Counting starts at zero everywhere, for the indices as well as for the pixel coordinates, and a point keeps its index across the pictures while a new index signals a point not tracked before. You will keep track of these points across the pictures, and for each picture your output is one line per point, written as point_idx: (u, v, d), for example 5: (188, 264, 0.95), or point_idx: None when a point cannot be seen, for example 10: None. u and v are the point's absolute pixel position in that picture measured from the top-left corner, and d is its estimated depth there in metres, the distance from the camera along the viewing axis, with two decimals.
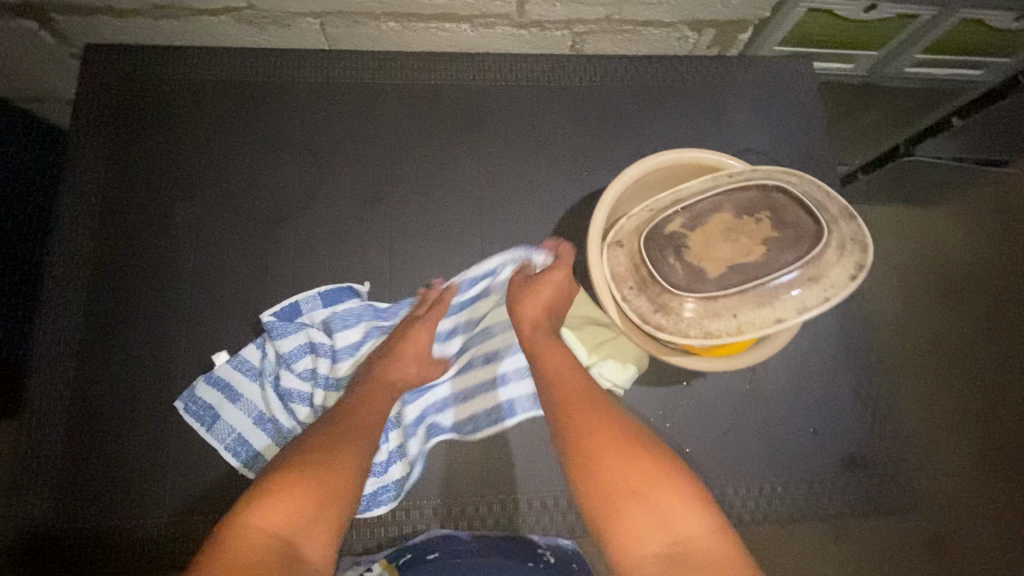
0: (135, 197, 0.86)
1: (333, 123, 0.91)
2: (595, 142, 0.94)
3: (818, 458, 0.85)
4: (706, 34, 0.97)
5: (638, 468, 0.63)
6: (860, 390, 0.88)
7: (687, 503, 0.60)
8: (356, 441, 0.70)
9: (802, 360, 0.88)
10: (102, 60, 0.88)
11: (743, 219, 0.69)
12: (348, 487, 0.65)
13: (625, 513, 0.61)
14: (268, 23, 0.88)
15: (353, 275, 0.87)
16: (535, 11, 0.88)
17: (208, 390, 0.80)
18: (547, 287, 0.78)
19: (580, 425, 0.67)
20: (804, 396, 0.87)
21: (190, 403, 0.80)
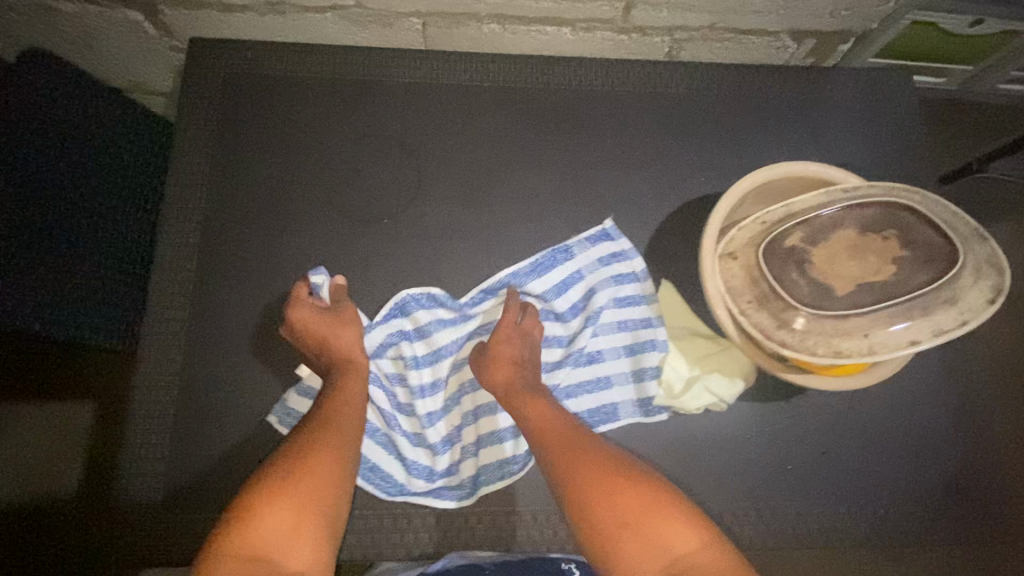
0: (233, 188, 0.85)
1: (430, 121, 0.90)
2: (693, 150, 0.92)
3: (922, 484, 0.80)
4: (806, 45, 0.96)
5: (624, 495, 0.63)
6: (974, 418, 0.82)
7: (681, 525, 0.60)
8: (338, 437, 0.69)
9: (916, 382, 0.82)
10: (207, 54, 0.88)
11: (868, 236, 0.68)
12: (326, 494, 0.63)
13: (624, 543, 0.60)
14: (370, 21, 0.87)
15: (444, 275, 0.85)
16: (639, 17, 0.87)
17: (301, 399, 0.79)
18: (512, 346, 0.77)
19: (567, 467, 0.67)
20: (914, 420, 0.81)
21: (285, 415, 0.78)
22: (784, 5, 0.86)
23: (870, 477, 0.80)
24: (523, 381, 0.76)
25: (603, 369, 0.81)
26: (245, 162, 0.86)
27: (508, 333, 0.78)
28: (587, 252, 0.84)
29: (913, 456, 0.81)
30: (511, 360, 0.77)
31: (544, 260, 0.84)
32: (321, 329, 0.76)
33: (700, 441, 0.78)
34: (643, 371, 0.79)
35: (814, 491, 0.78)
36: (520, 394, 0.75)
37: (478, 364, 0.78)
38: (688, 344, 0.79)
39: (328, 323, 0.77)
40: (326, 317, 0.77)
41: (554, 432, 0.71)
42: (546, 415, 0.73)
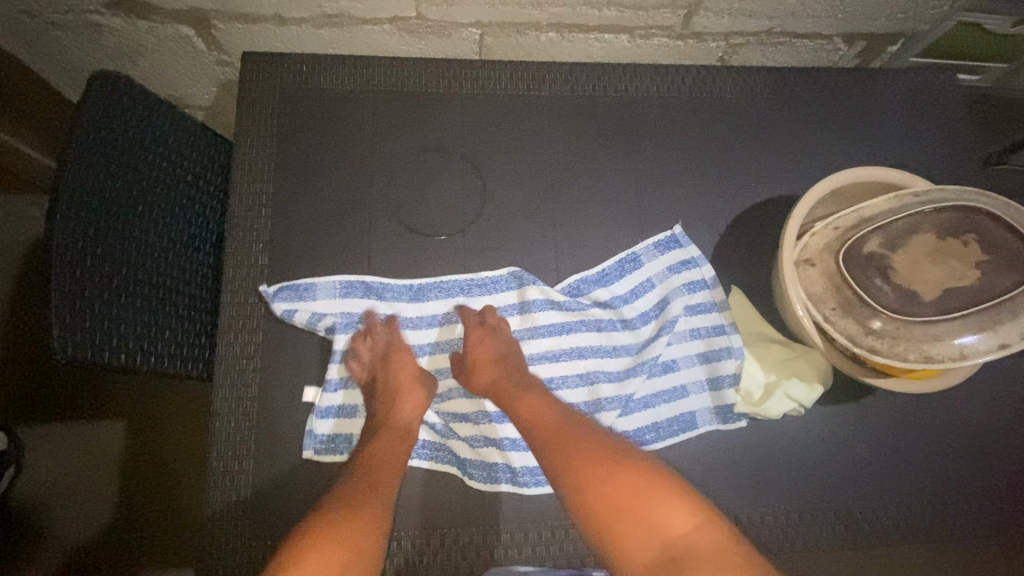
0: (296, 206, 0.84)
1: (492, 132, 0.89)
2: (753, 154, 0.92)
3: (1002, 481, 0.80)
4: (856, 47, 0.97)
5: (622, 485, 0.63)
6: None
7: (678, 507, 0.60)
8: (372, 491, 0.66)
9: (988, 379, 0.83)
10: (261, 67, 0.86)
11: (948, 240, 0.69)
12: (367, 536, 0.62)
13: (619, 530, 0.61)
14: (429, 32, 0.87)
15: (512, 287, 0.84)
16: (698, 23, 0.87)
17: (336, 396, 0.78)
18: (480, 346, 0.79)
19: (563, 458, 0.67)
20: (988, 417, 0.82)
21: (318, 443, 0.77)
22: (842, 9, 0.86)
23: (951, 475, 0.79)
24: (506, 380, 0.77)
25: (679, 378, 0.82)
26: (305, 180, 0.85)
27: (478, 337, 0.80)
28: (658, 261, 0.85)
29: (990, 453, 0.81)
30: (488, 359, 0.79)
31: (614, 268, 0.85)
32: (399, 381, 0.77)
33: (784, 444, 0.79)
34: (720, 379, 0.80)
35: (899, 490, 0.79)
36: (507, 390, 0.76)
37: (463, 374, 0.80)
38: (765, 350, 0.80)
39: (410, 378, 0.78)
40: (413, 374, 0.79)
41: (547, 423, 0.72)
42: (541, 412, 0.73)
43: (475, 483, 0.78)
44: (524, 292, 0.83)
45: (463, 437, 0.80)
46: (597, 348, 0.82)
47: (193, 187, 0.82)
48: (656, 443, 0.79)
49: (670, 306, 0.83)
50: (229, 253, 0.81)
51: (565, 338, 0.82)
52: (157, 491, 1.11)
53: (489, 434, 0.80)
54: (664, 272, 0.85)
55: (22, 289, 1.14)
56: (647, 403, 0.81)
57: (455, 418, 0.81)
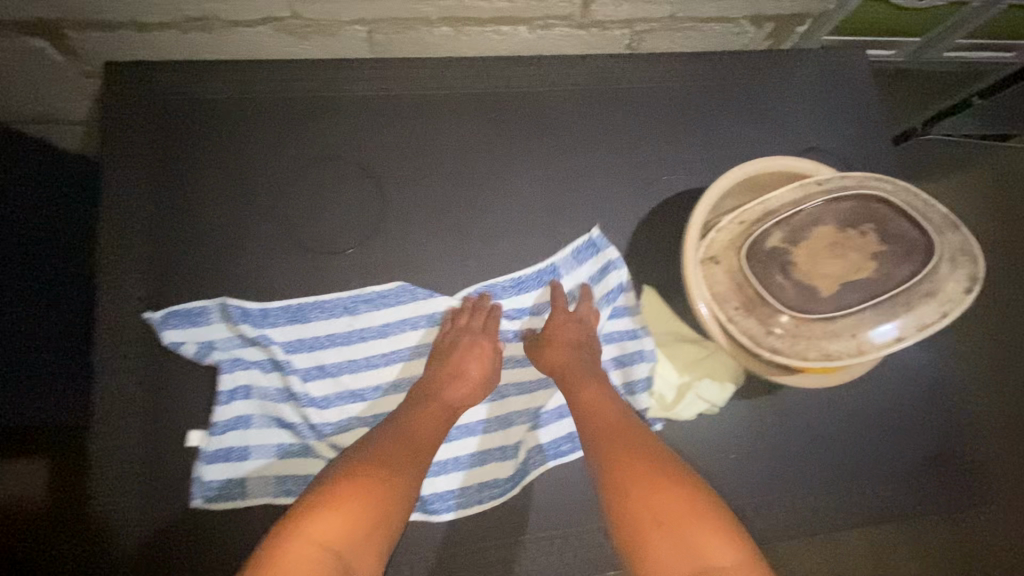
0: (179, 231, 0.77)
1: (391, 137, 0.84)
2: (665, 147, 0.89)
3: (912, 461, 0.81)
4: (765, 29, 0.94)
5: (668, 499, 0.59)
6: (954, 395, 0.84)
7: (721, 535, 0.55)
8: (409, 463, 0.65)
9: (901, 364, 0.83)
10: (130, 83, 0.80)
11: (848, 231, 0.68)
12: (390, 519, 0.60)
13: (650, 535, 0.57)
14: (311, 32, 0.80)
15: (418, 299, 0.80)
16: (598, 11, 0.82)
17: (224, 437, 0.71)
18: (564, 331, 0.78)
19: (613, 448, 0.66)
20: (901, 404, 0.82)
21: (207, 491, 0.70)
22: None
23: (866, 463, 0.80)
24: (576, 368, 0.75)
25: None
26: (187, 201, 0.78)
27: (563, 318, 0.79)
28: (578, 264, 0.83)
29: (902, 437, 0.82)
30: (567, 341, 0.77)
31: (532, 272, 0.82)
32: (468, 361, 0.75)
33: (703, 446, 0.78)
34: (633, 384, 0.80)
35: (817, 481, 0.79)
36: (576, 376, 0.74)
37: (535, 349, 0.79)
38: (676, 350, 0.81)
39: (487, 359, 0.76)
40: (486, 358, 0.76)
41: (606, 418, 0.70)
42: (601, 404, 0.72)
43: None
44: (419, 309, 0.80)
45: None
46: (508, 360, 0.82)
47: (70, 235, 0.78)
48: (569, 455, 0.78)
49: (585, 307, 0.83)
50: (103, 287, 0.74)
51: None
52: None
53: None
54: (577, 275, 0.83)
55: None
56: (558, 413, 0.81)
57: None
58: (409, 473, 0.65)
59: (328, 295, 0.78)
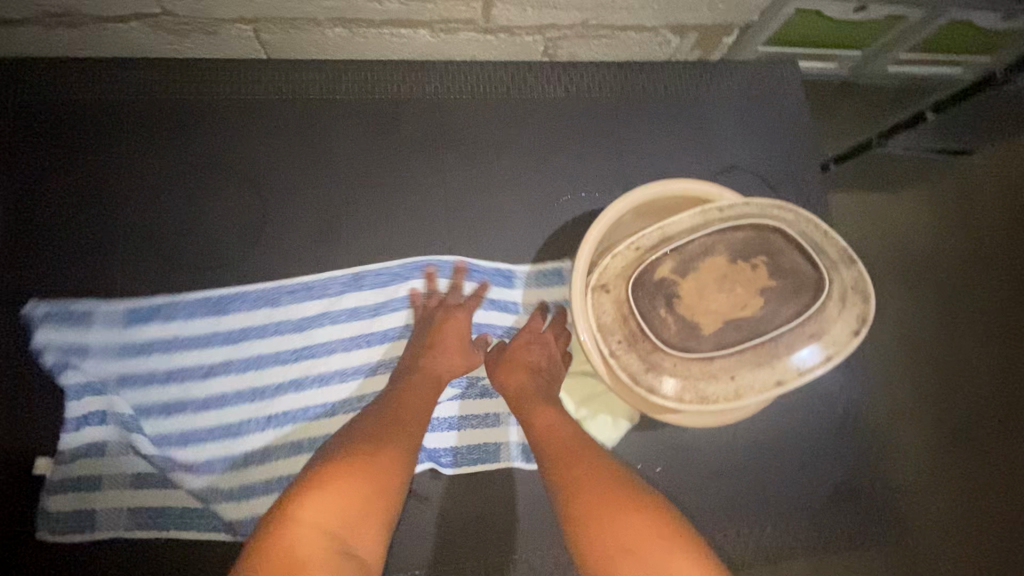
0: (51, 244, 0.74)
1: (280, 145, 0.79)
2: (576, 162, 0.85)
3: (804, 492, 0.81)
4: (690, 39, 0.89)
5: (637, 525, 0.54)
6: (847, 426, 0.84)
7: (693, 564, 0.51)
8: (401, 437, 0.62)
9: None
10: (5, 88, 0.76)
11: (739, 264, 0.64)
12: (391, 491, 0.57)
13: (619, 571, 0.52)
14: (190, 30, 0.74)
15: (303, 303, 0.75)
16: (501, 16, 0.77)
17: (74, 464, 0.68)
18: (526, 350, 0.73)
19: (573, 474, 0.60)
20: (794, 431, 0.82)
21: (55, 523, 0.66)
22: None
23: (756, 492, 0.80)
24: (530, 390, 0.69)
25: (494, 406, 0.77)
26: (60, 213, 0.75)
27: (524, 341, 0.74)
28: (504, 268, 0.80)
29: (794, 468, 0.81)
30: (529, 363, 0.72)
31: (455, 261, 0.79)
32: (448, 336, 0.72)
33: None
34: None
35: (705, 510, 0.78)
36: (532, 397, 0.69)
37: (493, 367, 0.73)
38: (576, 384, 0.77)
39: (458, 336, 0.73)
40: (462, 333, 0.73)
41: (562, 442, 0.64)
42: (561, 424, 0.66)
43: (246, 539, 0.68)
44: (301, 309, 0.74)
45: (231, 493, 0.69)
46: None
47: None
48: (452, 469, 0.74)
49: (504, 308, 0.79)
50: None
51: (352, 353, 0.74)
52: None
53: (269, 476, 0.70)
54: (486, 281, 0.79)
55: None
56: (451, 426, 0.76)
57: (230, 463, 0.70)
58: (405, 443, 0.62)
59: (205, 299, 0.73)
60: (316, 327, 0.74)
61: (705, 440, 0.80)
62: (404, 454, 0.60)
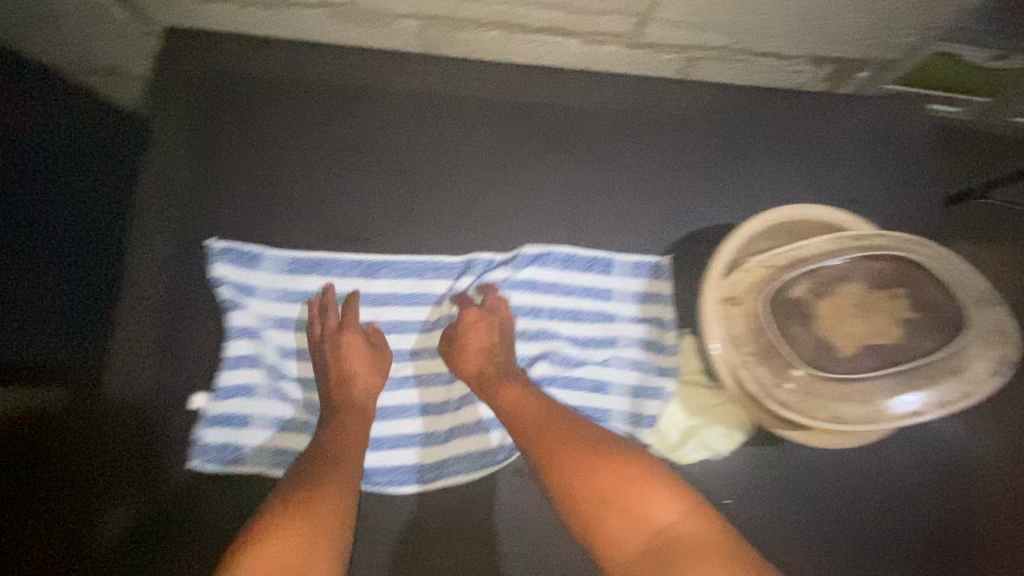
0: (215, 200, 0.79)
1: (427, 135, 0.84)
2: (700, 180, 0.88)
3: (931, 546, 0.74)
4: (825, 70, 0.91)
5: (609, 479, 0.60)
6: (984, 483, 0.76)
7: (661, 496, 0.58)
8: (331, 462, 0.65)
9: (923, 433, 0.78)
10: (187, 52, 0.82)
11: (878, 293, 0.66)
12: (335, 511, 0.60)
13: (602, 523, 0.58)
14: (365, 20, 0.80)
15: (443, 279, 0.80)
16: (652, 33, 0.81)
17: (225, 401, 0.73)
18: (476, 333, 0.75)
19: (549, 459, 0.63)
20: (920, 478, 0.77)
21: (204, 454, 0.72)
22: (804, 29, 0.81)
23: (875, 536, 0.74)
24: (490, 373, 0.73)
25: (607, 403, 0.78)
26: (226, 172, 0.80)
27: (473, 320, 0.76)
28: (623, 266, 0.83)
29: (919, 518, 0.75)
30: (478, 348, 0.75)
31: (581, 255, 0.82)
32: (353, 360, 0.73)
33: (707, 489, 0.74)
34: (642, 417, 0.77)
35: (821, 545, 0.73)
36: (493, 381, 0.73)
37: (450, 358, 0.76)
38: (692, 392, 0.77)
39: (364, 353, 0.74)
40: (366, 352, 0.74)
41: (535, 421, 0.68)
42: (523, 405, 0.70)
43: (372, 488, 0.75)
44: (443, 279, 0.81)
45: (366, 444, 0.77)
46: (529, 333, 0.80)
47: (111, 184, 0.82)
48: None
49: (626, 305, 0.82)
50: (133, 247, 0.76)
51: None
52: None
53: (394, 434, 0.77)
54: (613, 278, 0.83)
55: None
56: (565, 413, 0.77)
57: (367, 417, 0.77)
58: (339, 472, 0.64)
59: (359, 262, 0.79)
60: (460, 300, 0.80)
61: (825, 469, 0.77)
62: (344, 480, 0.63)
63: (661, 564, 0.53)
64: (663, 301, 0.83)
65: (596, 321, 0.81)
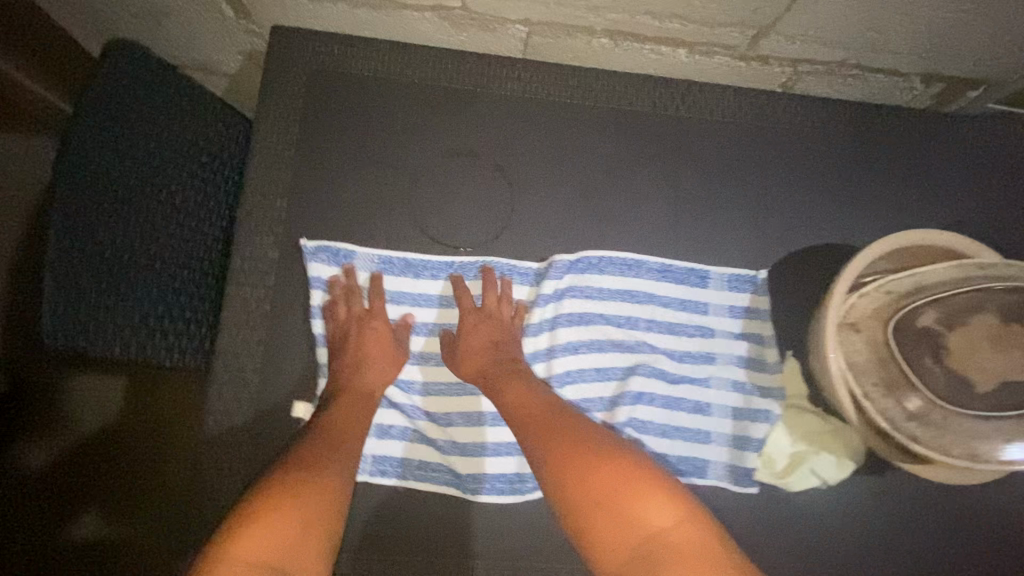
0: (315, 200, 0.78)
1: (527, 141, 0.83)
2: (802, 196, 0.86)
3: None
4: (934, 88, 0.88)
5: (604, 479, 0.61)
6: None
7: (654, 500, 0.59)
8: (332, 449, 0.67)
9: None
10: (290, 49, 0.81)
11: (1012, 326, 0.64)
12: (330, 501, 0.62)
13: (595, 521, 0.59)
14: (473, 25, 0.79)
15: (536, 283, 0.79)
16: (766, 47, 0.79)
17: None
18: (484, 330, 0.76)
19: (549, 453, 0.65)
20: None
21: None
22: (925, 48, 0.78)
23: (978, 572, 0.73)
24: (496, 369, 0.74)
25: (709, 424, 0.76)
26: (326, 173, 0.79)
27: (475, 321, 0.76)
28: (721, 280, 0.80)
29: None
30: (486, 344, 0.76)
31: (677, 268, 0.80)
32: (366, 348, 0.74)
33: (805, 514, 0.74)
34: (747, 441, 0.75)
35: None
36: (498, 377, 0.74)
37: (451, 355, 0.76)
38: (797, 418, 0.75)
39: (382, 346, 0.75)
40: (384, 342, 0.75)
41: (536, 418, 0.69)
42: (527, 402, 0.71)
43: (473, 496, 0.75)
44: (542, 285, 0.79)
45: (464, 452, 0.76)
46: (620, 344, 0.78)
47: (229, 179, 0.78)
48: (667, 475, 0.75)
49: (728, 322, 0.79)
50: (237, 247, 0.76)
51: (592, 329, 0.78)
52: (167, 476, 1.08)
53: (499, 440, 0.77)
54: (719, 293, 0.80)
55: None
56: (665, 432, 0.76)
57: (465, 422, 0.77)
58: (336, 459, 0.66)
59: (458, 262, 0.79)
60: (560, 307, 0.79)
61: (936, 499, 0.75)
62: (340, 470, 0.65)
63: (649, 566, 0.54)
64: (766, 318, 0.80)
65: (697, 335, 0.79)
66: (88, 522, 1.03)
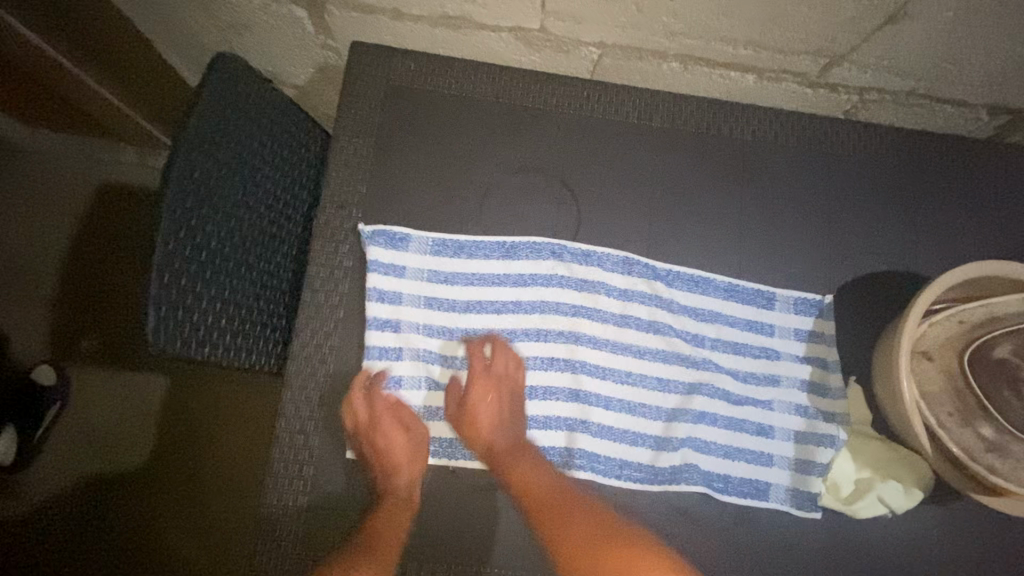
0: (388, 210, 0.80)
1: (592, 158, 0.84)
2: (868, 221, 0.85)
3: None
4: (998, 120, 0.88)
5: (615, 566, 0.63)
6: None
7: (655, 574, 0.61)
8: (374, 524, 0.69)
9: None
10: (366, 63, 0.83)
11: None
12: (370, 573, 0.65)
13: None
14: (547, 45, 0.81)
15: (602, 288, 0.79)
16: (836, 75, 0.80)
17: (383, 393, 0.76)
18: (484, 403, 0.73)
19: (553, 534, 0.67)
20: None
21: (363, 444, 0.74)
22: (995, 80, 0.79)
23: None
24: (500, 447, 0.72)
25: (771, 446, 0.77)
26: (398, 183, 0.81)
27: (484, 390, 0.73)
28: (787, 304, 0.81)
29: None
30: (489, 424, 0.73)
31: (743, 288, 0.81)
32: (375, 425, 0.73)
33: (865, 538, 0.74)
34: (809, 465, 0.76)
35: None
36: (502, 458, 0.72)
37: (461, 421, 0.74)
38: (863, 443, 0.75)
39: (391, 420, 0.73)
40: (395, 419, 0.73)
41: (539, 496, 0.69)
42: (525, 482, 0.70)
43: None
44: (612, 278, 0.80)
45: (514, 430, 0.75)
46: (682, 356, 0.79)
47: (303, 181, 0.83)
48: (730, 496, 0.75)
49: (791, 343, 0.80)
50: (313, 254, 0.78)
51: (660, 337, 0.79)
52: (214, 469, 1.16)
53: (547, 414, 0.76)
54: (783, 313, 0.81)
55: (108, 241, 1.21)
56: (726, 453, 0.76)
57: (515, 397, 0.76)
58: (382, 526, 0.69)
59: (530, 244, 0.79)
60: (627, 310, 0.79)
61: (1000, 529, 0.74)
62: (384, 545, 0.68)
63: None
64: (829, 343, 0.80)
65: (760, 354, 0.80)
66: (131, 505, 1.14)
